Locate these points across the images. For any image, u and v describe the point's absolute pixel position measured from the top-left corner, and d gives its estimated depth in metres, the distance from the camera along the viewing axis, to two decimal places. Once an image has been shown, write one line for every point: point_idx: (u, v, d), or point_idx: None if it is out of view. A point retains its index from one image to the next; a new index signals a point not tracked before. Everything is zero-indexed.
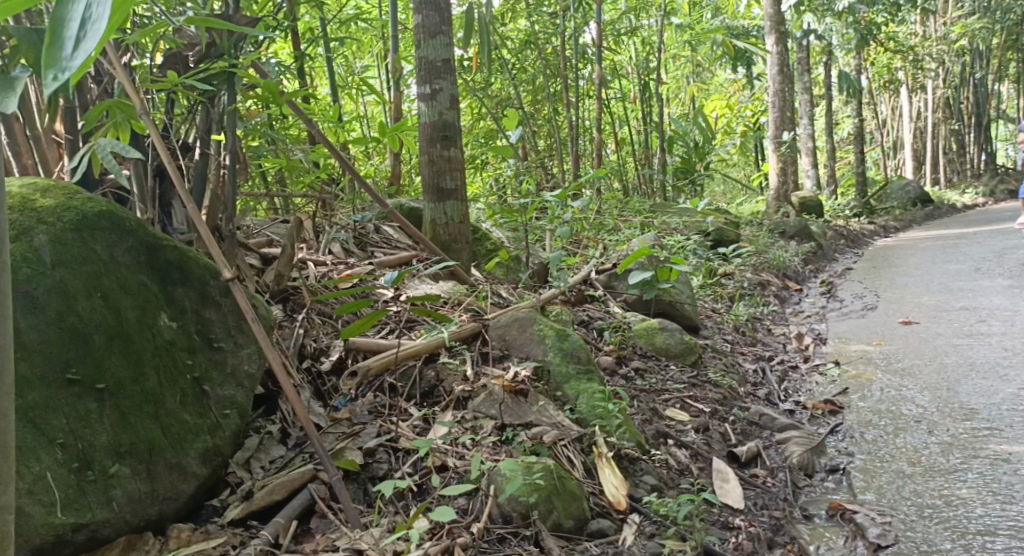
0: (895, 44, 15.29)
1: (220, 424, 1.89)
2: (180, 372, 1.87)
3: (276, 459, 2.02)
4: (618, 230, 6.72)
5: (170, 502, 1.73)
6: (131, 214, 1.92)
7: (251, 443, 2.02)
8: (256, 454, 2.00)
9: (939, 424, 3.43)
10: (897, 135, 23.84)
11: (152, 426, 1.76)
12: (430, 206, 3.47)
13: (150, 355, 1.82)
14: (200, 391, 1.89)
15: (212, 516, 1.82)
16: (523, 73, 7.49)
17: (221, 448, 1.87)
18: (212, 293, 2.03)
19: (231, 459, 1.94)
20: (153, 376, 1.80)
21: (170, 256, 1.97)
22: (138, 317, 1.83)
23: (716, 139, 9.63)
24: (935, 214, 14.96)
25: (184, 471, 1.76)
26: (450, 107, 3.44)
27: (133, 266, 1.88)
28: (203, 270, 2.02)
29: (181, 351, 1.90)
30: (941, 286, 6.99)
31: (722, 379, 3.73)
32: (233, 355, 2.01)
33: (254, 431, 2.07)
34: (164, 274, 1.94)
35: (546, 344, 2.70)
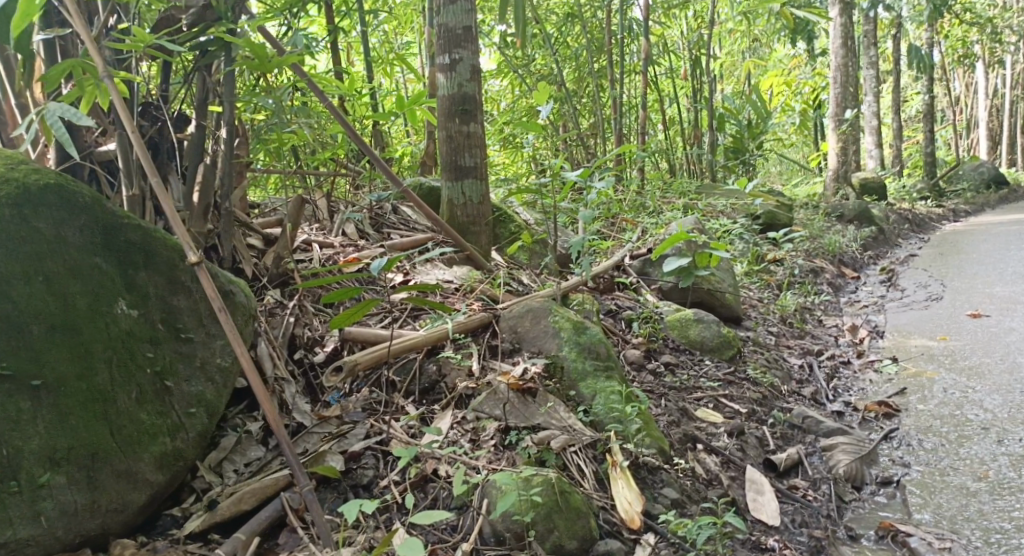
0: (971, 16, 14.42)
1: (183, 424, 1.84)
2: (137, 366, 1.80)
3: (253, 460, 1.94)
4: (660, 212, 6.44)
5: (115, 515, 1.68)
6: (85, 189, 1.85)
7: (227, 443, 1.94)
8: (232, 455, 1.93)
9: (1007, 433, 3.12)
10: (969, 114, 22.71)
11: (97, 427, 1.70)
12: (448, 185, 3.29)
13: (101, 347, 1.75)
14: (161, 386, 1.83)
15: (170, 527, 1.76)
16: (566, 49, 7.21)
17: (183, 452, 1.82)
18: (181, 277, 1.94)
19: (201, 462, 1.88)
20: (103, 371, 1.74)
21: (132, 236, 1.89)
22: (90, 305, 1.77)
23: (772, 118, 9.20)
24: (1007, 198, 14.16)
25: (134, 478, 1.72)
26: (471, 79, 3.22)
27: (85, 247, 1.80)
28: (169, 251, 1.93)
29: (141, 342, 1.83)
30: (1013, 276, 6.52)
31: (762, 377, 3.48)
32: (203, 347, 1.93)
33: (230, 429, 1.98)
34: (123, 256, 1.86)
35: (561, 338, 2.50)
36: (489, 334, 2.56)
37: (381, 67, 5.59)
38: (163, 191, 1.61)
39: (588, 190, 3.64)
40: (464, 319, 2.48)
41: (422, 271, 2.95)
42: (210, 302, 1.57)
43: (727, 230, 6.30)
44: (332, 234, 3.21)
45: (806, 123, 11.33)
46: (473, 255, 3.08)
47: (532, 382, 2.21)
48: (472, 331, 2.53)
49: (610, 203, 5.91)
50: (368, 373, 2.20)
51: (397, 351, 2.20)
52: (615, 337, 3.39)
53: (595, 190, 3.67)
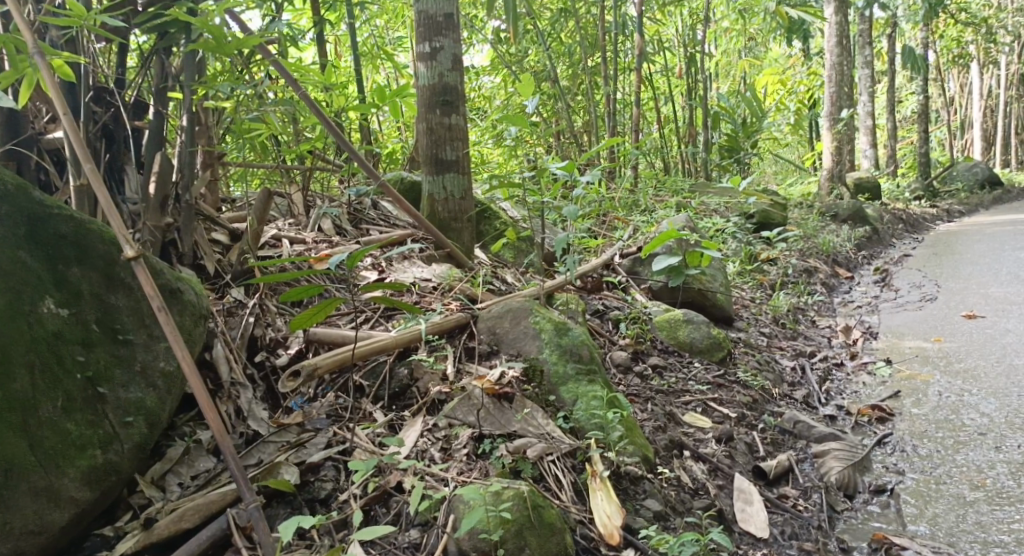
0: (965, 16, 14.38)
1: (117, 434, 1.73)
2: (66, 371, 1.68)
3: (201, 473, 1.87)
4: (653, 210, 6.34)
5: (32, 537, 1.55)
6: (9, 177, 1.74)
7: (173, 454, 1.87)
8: (177, 468, 1.86)
9: (1005, 439, 3.01)
10: (963, 114, 22.71)
11: (15, 437, 1.57)
12: (429, 180, 3.17)
13: (23, 351, 1.62)
14: (93, 394, 1.71)
15: (99, 548, 1.67)
16: (559, 45, 7.09)
17: (118, 465, 1.71)
18: (120, 274, 1.83)
19: (141, 476, 1.80)
20: (24, 377, 1.61)
21: (64, 228, 1.78)
22: (10, 303, 1.64)
23: (767, 117, 9.11)
24: (1002, 199, 14.11)
25: (56, 495, 1.59)
26: (452, 68, 3.10)
27: (9, 240, 1.68)
28: (104, 245, 1.82)
29: (72, 345, 1.71)
30: (1008, 277, 6.43)
31: (753, 379, 3.37)
32: (144, 350, 1.83)
33: (177, 439, 1.92)
34: (53, 250, 1.74)
35: (542, 339, 2.39)
36: (467, 335, 2.45)
37: (369, 61, 5.47)
38: (97, 180, 1.48)
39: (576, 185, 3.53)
40: (440, 320, 2.36)
41: (400, 269, 2.83)
42: (149, 300, 1.44)
43: (720, 228, 6.23)
44: (308, 229, 3.08)
45: (801, 122, 11.24)
46: (455, 251, 2.96)
47: (510, 387, 2.10)
48: (449, 332, 2.42)
49: (601, 201, 5.79)
50: (336, 376, 2.08)
51: (366, 354, 2.08)
52: (602, 338, 3.29)
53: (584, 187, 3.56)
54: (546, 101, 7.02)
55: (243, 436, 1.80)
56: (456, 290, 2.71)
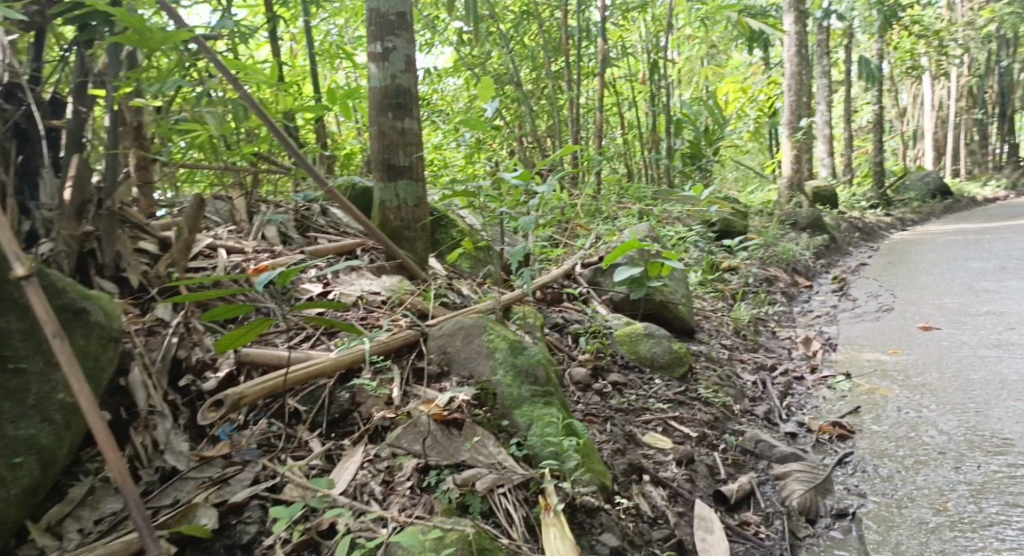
0: (919, 28, 14.64)
1: (5, 477, 1.56)
2: None
3: (106, 516, 1.73)
4: (615, 218, 6.25)
5: None
6: None
7: (75, 496, 1.73)
8: (78, 510, 1.72)
9: (964, 458, 2.95)
10: (915, 124, 23.18)
11: None
12: (380, 186, 3.01)
13: None
14: None
15: None
16: (522, 48, 6.97)
17: (3, 510, 1.55)
18: (12, 295, 1.66)
19: (34, 523, 1.66)
20: None
21: None
22: None
23: (728, 124, 9.10)
24: (953, 208, 14.37)
25: None
26: (405, 70, 2.95)
27: None
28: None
29: None
30: (962, 287, 6.48)
31: (714, 396, 3.27)
32: (41, 380, 1.66)
33: (79, 477, 1.77)
34: None
35: (495, 359, 2.25)
36: (416, 355, 2.30)
37: (325, 60, 5.28)
38: None
39: (536, 194, 3.41)
40: (387, 339, 2.22)
41: (347, 281, 2.67)
42: (42, 326, 1.28)
43: (682, 237, 6.16)
44: (250, 237, 2.91)
45: (762, 130, 11.28)
46: (407, 262, 2.82)
47: (459, 413, 1.96)
48: (396, 351, 2.27)
49: (561, 207, 5.68)
50: (270, 400, 1.96)
51: (303, 378, 1.94)
52: (561, 353, 3.17)
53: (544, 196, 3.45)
54: (508, 105, 6.89)
55: (160, 472, 1.71)
56: (407, 304, 2.56)
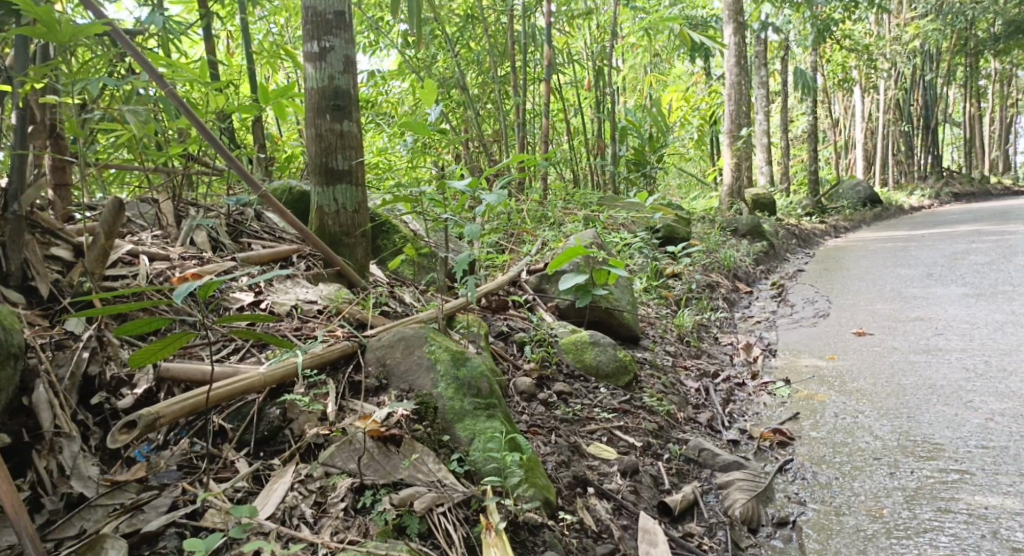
0: (851, 42, 15.08)
1: None
2: None
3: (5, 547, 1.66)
4: (560, 223, 6.23)
5: None
6: None
7: None
8: None
9: (898, 464, 2.97)
10: (848, 134, 23.87)
11: None
12: (318, 190, 2.89)
13: None
14: None
15: None
16: (467, 52, 6.91)
17: None
18: None
19: None
20: None
21: None
22: None
23: (671, 132, 9.18)
24: (883, 216, 14.81)
25: None
26: (343, 71, 2.85)
27: None
28: None
29: None
30: (894, 293, 6.64)
31: (659, 405, 3.24)
32: None
33: None
34: None
35: (437, 371, 2.16)
36: (353, 367, 2.21)
37: (263, 60, 5.12)
38: None
39: (482, 200, 3.33)
40: (321, 352, 2.12)
41: (280, 290, 2.55)
42: None
43: (626, 243, 6.16)
44: (177, 243, 2.78)
45: (704, 138, 11.42)
46: (345, 268, 2.72)
47: (398, 430, 1.88)
48: (331, 363, 2.17)
49: (504, 213, 5.62)
50: (194, 418, 1.88)
51: (230, 394, 1.84)
52: (505, 362, 3.10)
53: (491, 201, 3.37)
54: (452, 109, 6.81)
55: (66, 498, 1.64)
56: (345, 313, 2.45)
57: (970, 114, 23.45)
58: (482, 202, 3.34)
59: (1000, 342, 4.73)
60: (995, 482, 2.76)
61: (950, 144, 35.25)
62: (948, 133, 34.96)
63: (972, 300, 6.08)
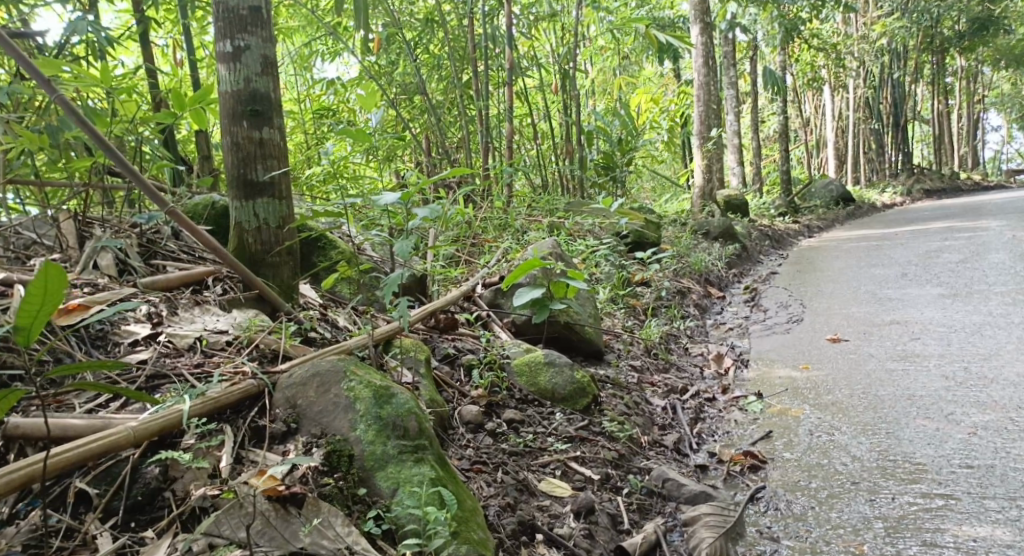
0: (819, 41, 15.03)
1: None
2: None
3: None
4: (524, 231, 5.98)
5: None
6: None
7: None
8: None
9: (878, 489, 2.73)
10: (818, 133, 23.85)
11: None
12: (235, 205, 2.59)
13: None
14: None
15: None
16: (428, 56, 6.64)
17: None
18: None
19: None
20: None
21: None
22: None
23: (641, 135, 8.96)
24: (854, 214, 14.71)
25: None
26: (261, 73, 2.56)
27: None
28: None
29: None
30: (868, 295, 6.46)
31: (620, 429, 2.99)
32: None
33: None
34: None
35: (356, 412, 1.90)
36: (257, 411, 1.94)
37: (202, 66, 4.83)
38: None
39: (424, 211, 3.06)
40: (215, 395, 1.86)
41: (184, 319, 2.28)
42: None
43: (592, 251, 5.93)
44: (77, 268, 2.47)
45: (674, 140, 11.23)
46: (265, 290, 2.43)
47: (300, 487, 1.66)
48: (231, 406, 1.91)
49: (464, 223, 5.35)
50: (51, 483, 1.65)
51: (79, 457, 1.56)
52: (450, 390, 2.83)
53: (434, 211, 3.11)
54: (413, 115, 6.54)
55: None
56: (259, 343, 2.18)
57: (938, 111, 23.54)
58: (423, 213, 3.07)
59: (978, 346, 4.54)
60: (982, 508, 2.54)
61: (920, 141, 35.49)
62: (917, 130, 35.18)
63: (947, 300, 5.90)
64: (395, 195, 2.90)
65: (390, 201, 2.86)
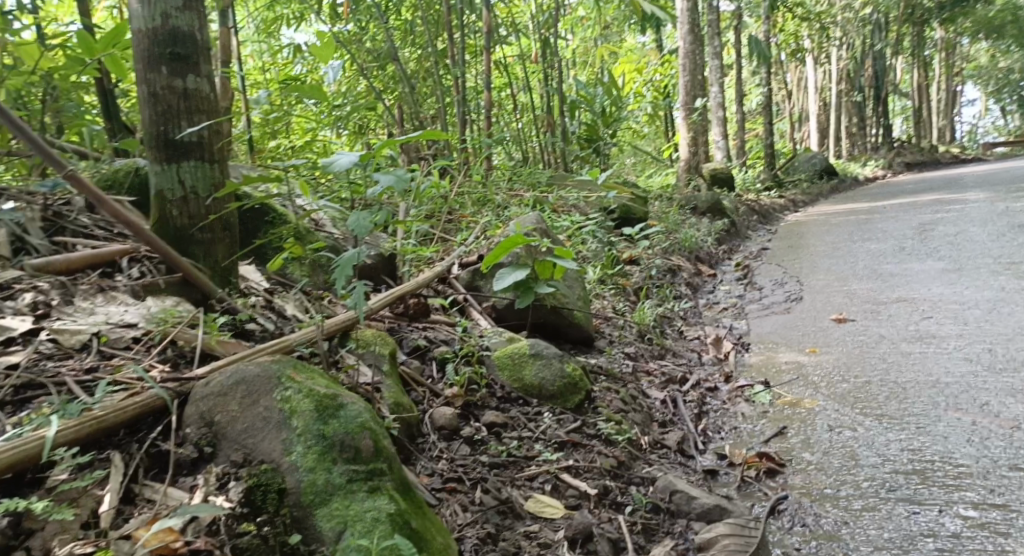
0: (803, 12, 14.67)
1: None
2: None
3: None
4: (505, 207, 5.53)
5: None
6: None
7: None
8: None
9: (921, 498, 2.39)
10: (800, 107, 23.51)
11: None
12: (155, 169, 2.15)
13: None
14: None
15: None
16: (399, 20, 6.14)
17: None
18: None
19: None
20: None
21: None
22: None
23: (626, 106, 8.54)
24: (838, 189, 14.41)
25: None
26: (182, 7, 2.12)
27: None
28: None
29: None
30: (868, 271, 6.10)
31: (618, 431, 2.58)
32: None
33: None
34: None
35: (292, 430, 1.49)
36: (160, 431, 1.55)
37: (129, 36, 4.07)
38: None
39: (387, 176, 2.51)
40: (102, 413, 1.48)
41: (81, 310, 1.87)
42: None
43: (577, 227, 5.50)
44: None
45: (658, 113, 10.78)
46: (191, 272, 2.02)
47: (204, 543, 1.31)
48: (126, 425, 1.52)
49: (438, 197, 4.91)
50: None
51: None
52: (420, 389, 2.42)
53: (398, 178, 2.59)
54: (386, 83, 6.06)
55: None
56: (177, 339, 1.77)
57: (918, 84, 23.32)
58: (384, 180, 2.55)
59: (997, 325, 4.19)
60: None
61: (899, 115, 35.32)
62: (895, 104, 34.87)
63: (952, 275, 5.56)
64: (350, 158, 2.39)
65: (343, 164, 2.33)
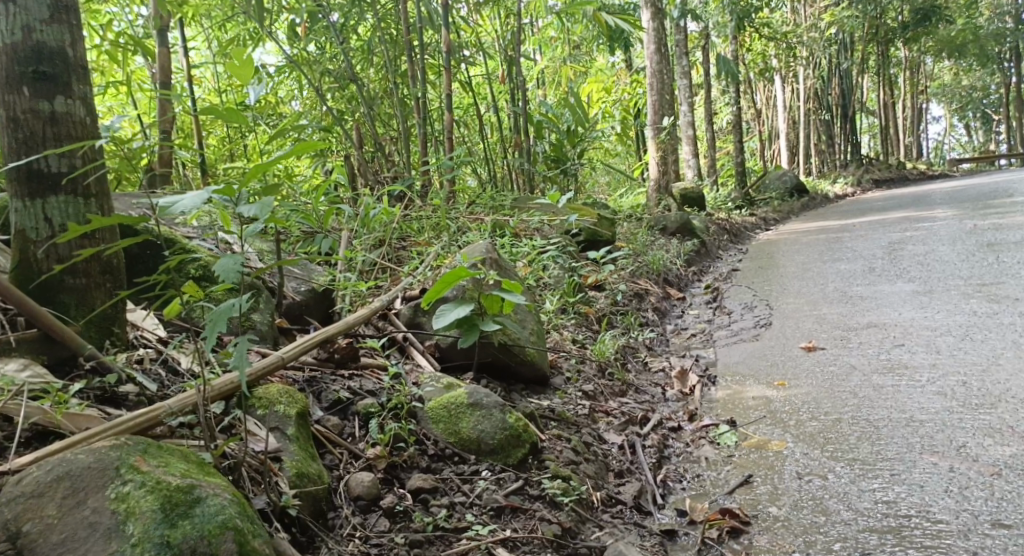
0: (769, 30, 14.60)
1: None
2: None
3: None
4: (463, 231, 5.25)
5: None
6: None
7: None
8: None
9: None
10: (771, 124, 23.58)
11: None
12: (18, 206, 1.87)
13: None
14: None
15: None
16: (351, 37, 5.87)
17: None
18: None
19: None
20: None
21: None
22: None
23: (592, 125, 8.30)
24: (810, 206, 14.27)
25: None
26: (48, 20, 1.85)
27: None
28: None
29: None
30: (838, 293, 5.91)
31: (567, 489, 2.29)
32: None
33: None
34: None
35: (125, 539, 1.38)
36: None
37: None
38: None
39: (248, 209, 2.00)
40: None
41: None
42: None
43: (537, 252, 5.23)
44: None
45: (628, 132, 10.56)
46: (53, 326, 1.79)
47: None
48: None
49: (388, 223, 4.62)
50: None
51: None
52: (336, 451, 2.17)
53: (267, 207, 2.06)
54: (341, 103, 5.76)
55: None
56: (9, 415, 1.66)
57: (884, 102, 23.42)
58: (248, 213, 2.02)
59: (971, 354, 3.97)
60: None
61: (867, 133, 35.61)
62: (865, 121, 35.13)
63: (924, 298, 5.37)
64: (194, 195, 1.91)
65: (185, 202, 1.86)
